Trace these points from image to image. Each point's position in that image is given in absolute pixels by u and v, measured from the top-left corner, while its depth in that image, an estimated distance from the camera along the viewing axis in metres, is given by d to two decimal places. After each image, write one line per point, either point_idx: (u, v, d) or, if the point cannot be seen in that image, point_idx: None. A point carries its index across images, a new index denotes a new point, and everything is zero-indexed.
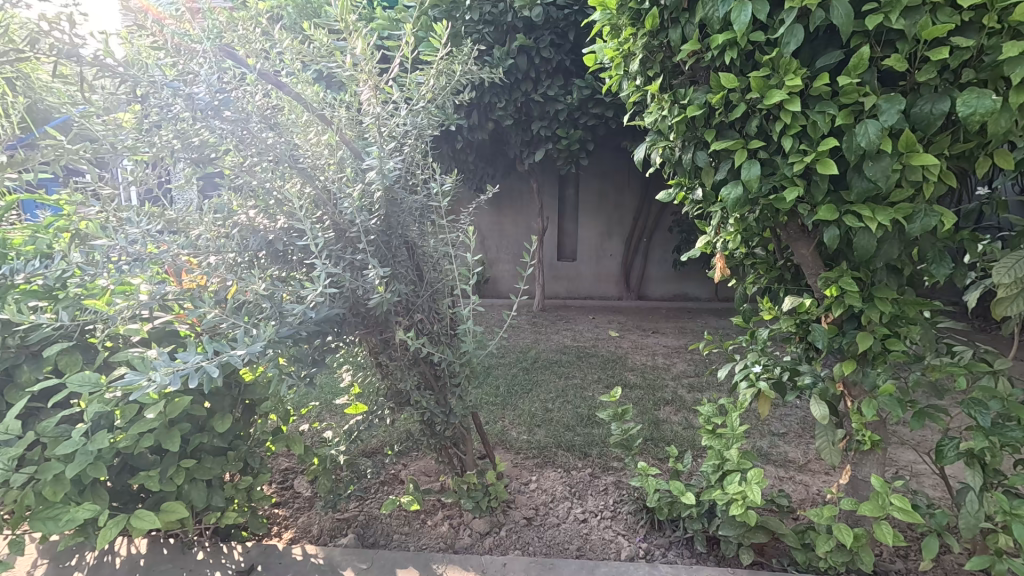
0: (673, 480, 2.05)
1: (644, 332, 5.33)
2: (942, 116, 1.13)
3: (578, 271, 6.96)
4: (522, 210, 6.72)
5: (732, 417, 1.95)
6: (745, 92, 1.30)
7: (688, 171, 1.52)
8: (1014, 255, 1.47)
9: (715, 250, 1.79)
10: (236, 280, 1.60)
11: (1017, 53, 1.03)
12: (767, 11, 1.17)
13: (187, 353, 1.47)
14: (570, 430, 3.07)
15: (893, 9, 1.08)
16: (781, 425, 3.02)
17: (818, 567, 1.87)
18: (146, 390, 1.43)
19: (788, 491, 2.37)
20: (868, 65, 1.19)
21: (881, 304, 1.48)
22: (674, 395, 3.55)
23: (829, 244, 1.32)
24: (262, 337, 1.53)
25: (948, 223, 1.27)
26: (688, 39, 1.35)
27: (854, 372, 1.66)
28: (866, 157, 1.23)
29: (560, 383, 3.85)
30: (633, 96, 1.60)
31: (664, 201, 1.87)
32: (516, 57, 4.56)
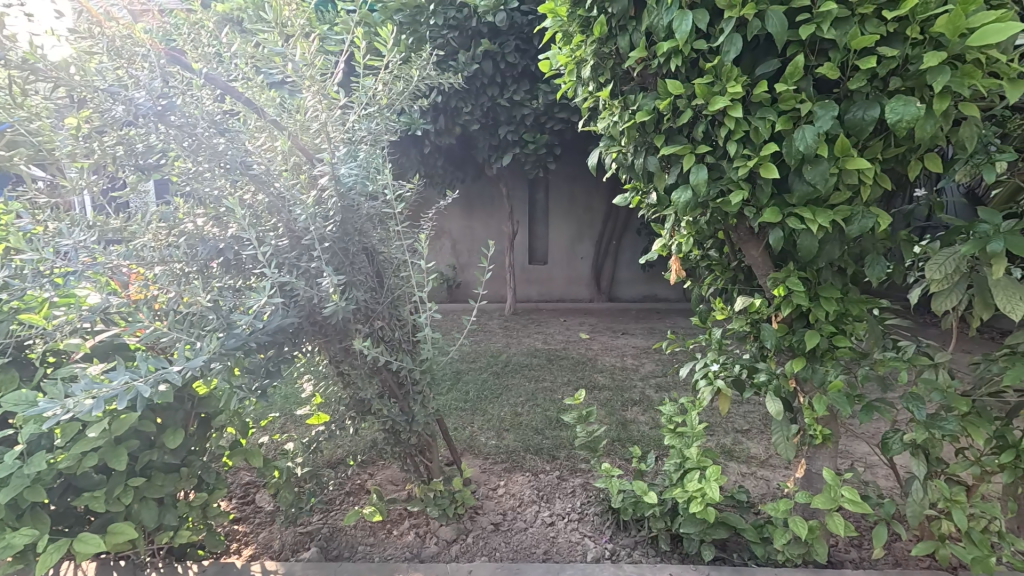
0: (637, 481, 2.08)
1: (614, 333, 5.39)
2: (873, 122, 1.18)
3: (550, 274, 7.00)
4: (492, 215, 6.72)
5: (692, 416, 1.99)
6: (691, 99, 1.33)
7: (641, 175, 1.55)
8: (946, 252, 1.56)
9: (671, 252, 1.83)
10: (182, 291, 1.57)
11: (938, 62, 1.09)
12: (707, 20, 1.20)
13: (115, 372, 1.41)
14: (538, 433, 3.07)
15: (824, 20, 1.13)
16: (744, 422, 3.10)
17: (776, 559, 1.92)
18: (65, 411, 1.37)
19: (750, 486, 2.43)
20: (804, 72, 1.24)
21: (826, 302, 1.53)
22: (641, 395, 3.60)
23: (774, 246, 1.36)
24: (205, 350, 1.48)
25: (884, 224, 1.33)
26: (635, 46, 1.38)
27: (805, 369, 1.71)
28: (806, 161, 1.27)
29: (530, 387, 3.85)
30: (587, 102, 1.62)
31: (620, 205, 1.90)
32: (481, 63, 4.56)
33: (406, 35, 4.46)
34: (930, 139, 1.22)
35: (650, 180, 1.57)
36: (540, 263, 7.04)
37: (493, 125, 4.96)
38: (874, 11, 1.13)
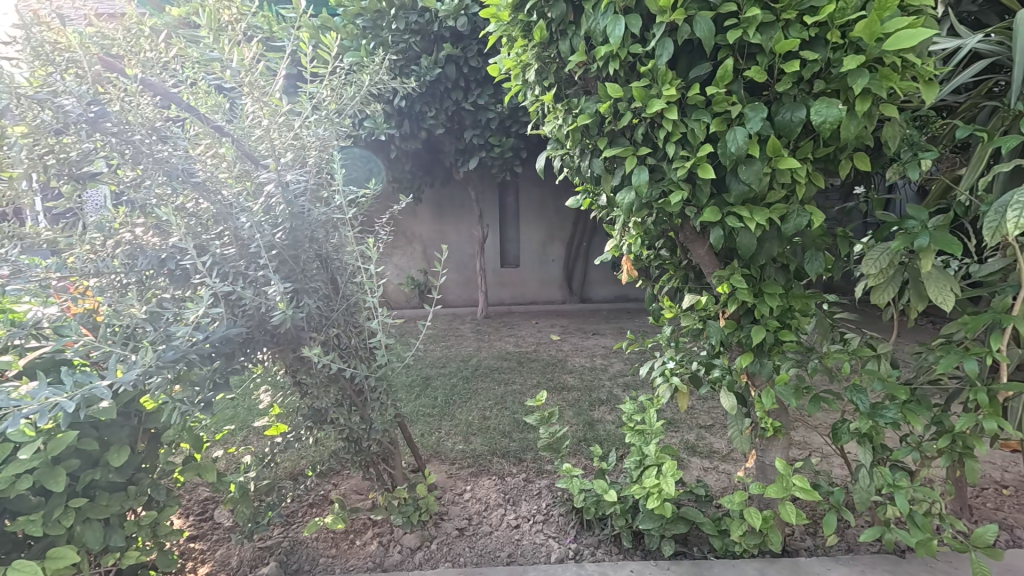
0: (599, 480, 2.10)
1: (584, 334, 5.43)
2: (800, 124, 1.23)
3: (522, 277, 7.02)
4: (462, 219, 6.70)
5: (650, 414, 2.02)
6: (630, 102, 1.36)
7: (588, 177, 1.58)
8: (880, 247, 1.63)
9: (623, 253, 1.86)
10: (110, 304, 1.52)
11: (856, 66, 1.14)
12: (640, 25, 1.23)
13: (37, 388, 1.35)
14: (506, 436, 3.07)
15: (749, 25, 1.16)
16: (707, 417, 3.16)
17: (734, 551, 1.96)
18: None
19: (711, 480, 2.47)
20: (735, 75, 1.28)
21: (769, 297, 1.58)
22: (609, 394, 3.64)
23: (715, 245, 1.40)
24: (139, 364, 1.42)
25: (818, 221, 1.38)
26: (576, 50, 1.40)
27: (753, 364, 1.76)
28: (740, 162, 1.31)
29: (499, 390, 3.84)
30: (534, 106, 1.65)
31: (573, 207, 1.93)
32: (444, 67, 4.55)
33: (368, 40, 4.44)
34: (854, 139, 1.28)
35: (598, 182, 1.59)
36: (511, 266, 7.06)
37: (458, 129, 4.95)
38: (796, 17, 1.18)
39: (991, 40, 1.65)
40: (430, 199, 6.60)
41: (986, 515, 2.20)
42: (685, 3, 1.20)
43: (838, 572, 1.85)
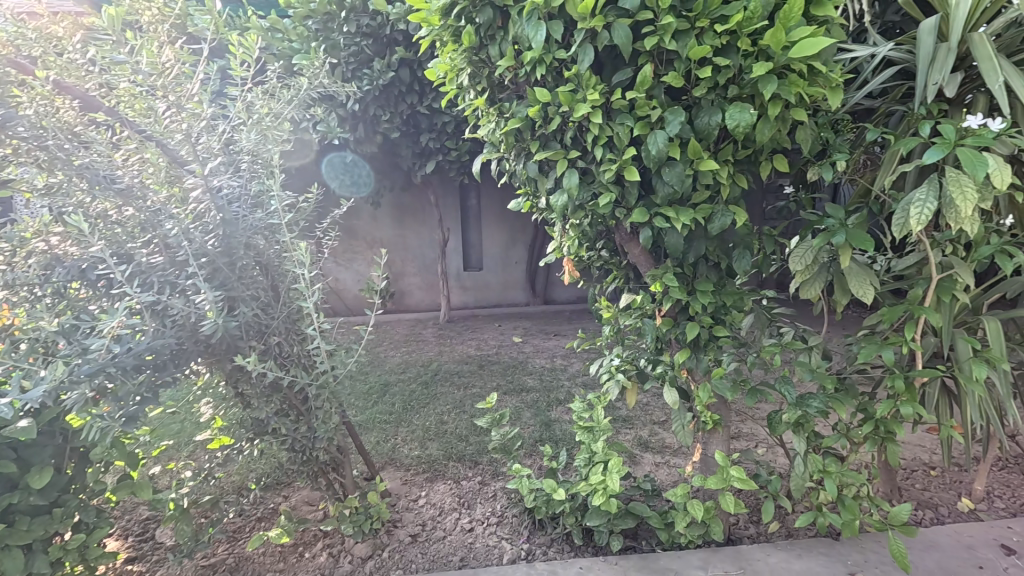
0: (549, 479, 2.12)
1: (546, 336, 5.47)
2: (717, 127, 1.28)
3: (485, 280, 7.01)
4: (423, 223, 6.65)
5: (598, 411, 2.05)
6: (558, 106, 1.39)
7: (525, 181, 1.60)
8: (804, 244, 1.71)
9: (564, 254, 1.89)
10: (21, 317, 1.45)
11: (765, 72, 1.19)
12: (562, 32, 1.26)
13: None
14: (462, 440, 3.07)
15: (664, 32, 1.21)
16: (661, 413, 3.23)
17: (680, 542, 2.01)
18: None
19: (661, 475, 2.53)
20: (656, 81, 1.32)
21: (701, 294, 1.64)
22: (567, 394, 3.67)
23: (645, 244, 1.44)
24: (49, 379, 1.36)
25: (741, 220, 1.44)
26: (505, 54, 1.42)
27: (691, 359, 1.81)
28: (664, 164, 1.35)
29: (459, 394, 3.83)
30: (471, 110, 1.66)
31: (515, 210, 1.95)
32: (397, 70, 4.51)
33: (318, 43, 4.37)
34: (770, 142, 1.34)
35: (535, 185, 1.62)
36: (474, 269, 7.05)
37: (414, 133, 4.92)
38: (709, 25, 1.23)
39: (900, 49, 1.76)
40: (390, 203, 6.53)
41: (915, 495, 2.32)
42: (605, 10, 1.24)
43: (778, 557, 1.92)
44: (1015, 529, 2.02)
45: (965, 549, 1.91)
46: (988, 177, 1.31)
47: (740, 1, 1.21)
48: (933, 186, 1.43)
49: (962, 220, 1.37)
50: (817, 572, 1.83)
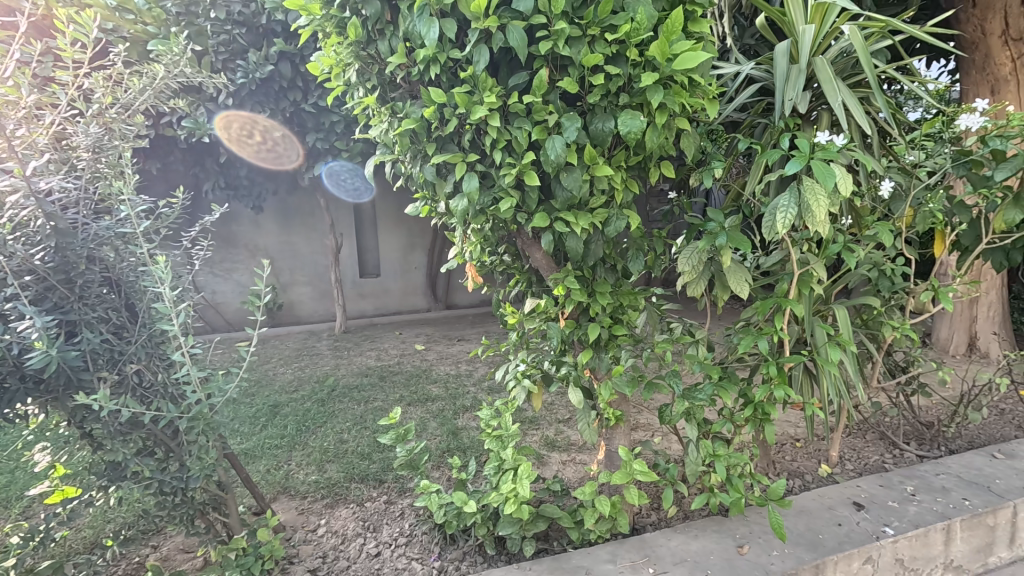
0: (458, 491, 2.04)
1: (449, 342, 5.37)
2: (610, 133, 1.31)
3: (383, 287, 6.74)
4: (313, 228, 6.22)
5: (506, 418, 2.00)
6: (455, 107, 1.34)
7: (423, 185, 1.52)
8: (690, 245, 1.82)
9: (467, 260, 1.85)
10: None
11: (652, 82, 1.24)
12: (455, 30, 1.21)
13: None
14: (364, 459, 2.89)
15: (558, 37, 1.21)
16: (565, 411, 3.32)
17: (589, 539, 2.05)
18: None
19: (569, 473, 2.58)
20: (551, 85, 1.33)
21: (600, 295, 1.69)
22: (473, 400, 3.63)
23: (546, 248, 1.44)
24: None
25: (634, 224, 1.49)
26: (396, 51, 1.35)
27: (593, 359, 1.85)
28: (562, 169, 1.36)
29: (359, 409, 3.62)
30: (360, 109, 1.56)
31: (412, 214, 1.87)
32: (277, 64, 4.16)
33: (180, 28, 3.88)
34: (658, 149, 1.40)
35: (433, 189, 1.55)
36: (371, 276, 6.74)
37: (299, 134, 4.57)
38: (600, 33, 1.25)
39: (761, 67, 1.96)
40: (274, 208, 6.02)
41: (785, 467, 2.61)
42: (498, 11, 1.22)
43: (678, 540, 2.02)
44: (863, 487, 2.33)
45: (828, 510, 2.17)
46: (835, 185, 1.49)
47: (627, 12, 1.25)
48: (795, 191, 1.59)
49: (817, 221, 1.54)
50: (712, 550, 1.95)
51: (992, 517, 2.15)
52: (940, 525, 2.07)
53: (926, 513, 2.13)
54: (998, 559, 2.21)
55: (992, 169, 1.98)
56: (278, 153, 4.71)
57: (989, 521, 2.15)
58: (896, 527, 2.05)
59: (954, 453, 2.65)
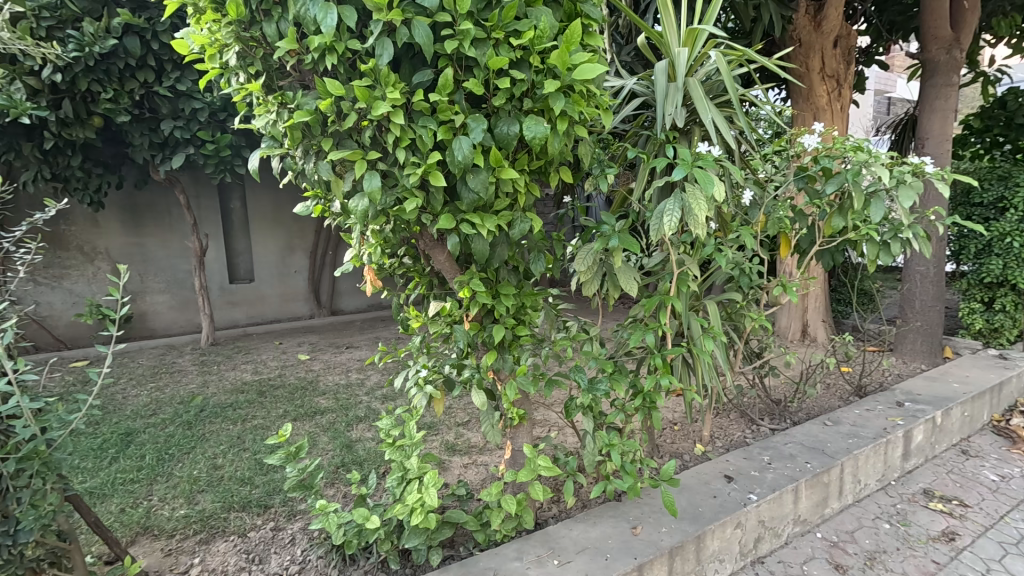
0: (359, 508, 1.92)
1: (337, 350, 5.07)
2: (515, 137, 1.33)
3: (258, 292, 6.16)
4: (170, 229, 5.49)
5: (409, 426, 1.93)
6: (354, 101, 1.26)
7: (317, 183, 1.42)
8: (586, 247, 1.92)
9: (365, 262, 1.75)
10: None
11: (554, 90, 1.28)
12: (354, 19, 1.15)
13: None
14: (245, 484, 2.61)
15: (464, 38, 1.20)
16: (463, 415, 3.30)
17: (495, 539, 2.05)
18: None
19: (471, 476, 2.56)
20: (455, 85, 1.31)
21: (504, 297, 1.71)
22: (367, 410, 3.46)
23: (452, 250, 1.42)
24: None
25: (538, 226, 1.53)
26: (285, 36, 1.24)
27: (497, 360, 1.86)
28: (468, 171, 1.34)
29: (234, 429, 3.26)
30: (242, 97, 1.42)
31: (301, 214, 1.73)
32: (121, 38, 3.62)
33: None
34: (559, 154, 1.45)
35: (328, 187, 1.45)
36: (243, 281, 6.13)
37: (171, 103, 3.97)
38: (504, 37, 1.26)
39: (643, 83, 2.14)
40: (118, 204, 5.21)
41: (667, 449, 2.86)
42: (401, 4, 1.18)
43: (578, 529, 2.11)
44: (731, 461, 2.63)
45: (704, 485, 2.42)
46: (711, 194, 1.67)
47: (530, 19, 1.27)
48: (678, 198, 1.76)
49: (697, 225, 1.72)
50: (609, 535, 2.07)
51: (827, 475, 2.56)
52: (791, 487, 2.41)
53: (780, 477, 2.47)
54: (832, 510, 2.63)
55: (822, 183, 2.36)
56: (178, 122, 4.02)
57: (825, 479, 2.54)
58: (758, 493, 2.35)
59: (797, 424, 3.11)
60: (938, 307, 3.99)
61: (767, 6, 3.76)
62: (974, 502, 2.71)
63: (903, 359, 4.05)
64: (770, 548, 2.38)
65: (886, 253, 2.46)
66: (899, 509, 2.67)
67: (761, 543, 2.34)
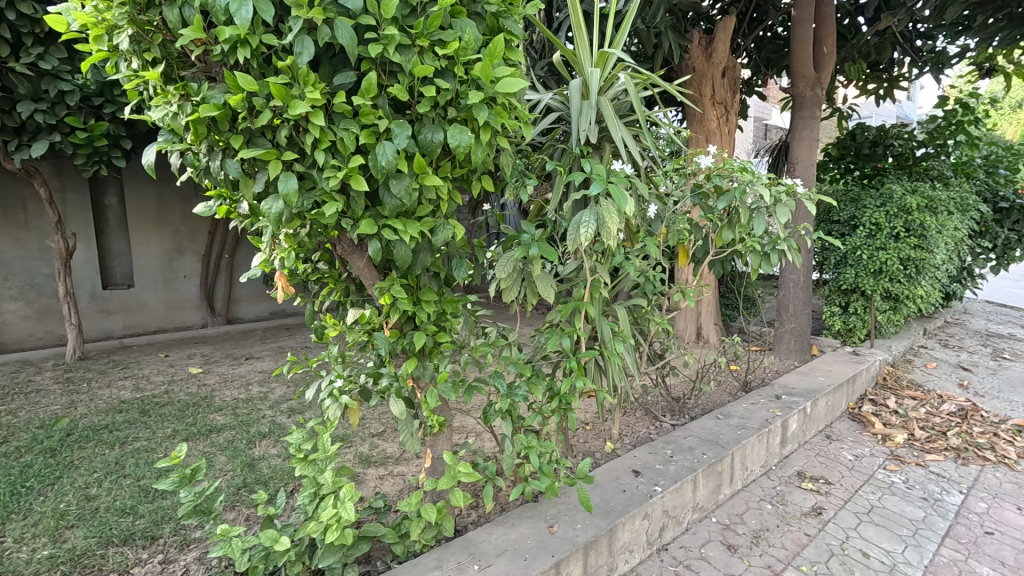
0: (266, 530, 1.78)
1: (234, 361, 4.68)
2: (439, 145, 1.33)
3: (139, 300, 5.52)
4: (25, 227, 4.77)
5: (323, 439, 1.84)
6: (269, 99, 1.20)
7: (223, 182, 1.33)
8: (507, 255, 1.96)
9: (276, 268, 1.65)
10: None
11: (478, 101, 1.31)
12: (271, 13, 1.10)
13: None
14: (126, 514, 2.33)
15: (388, 43, 1.19)
16: (378, 425, 3.22)
17: (414, 550, 2.01)
18: None
19: (387, 488, 2.49)
20: (379, 90, 1.30)
21: (426, 304, 1.70)
22: (271, 425, 3.24)
23: (374, 257, 1.39)
24: None
25: (459, 233, 1.54)
26: (189, 24, 1.15)
27: (417, 368, 1.84)
28: (391, 176, 1.33)
29: (112, 454, 2.89)
30: (135, 85, 1.29)
31: (203, 214, 1.59)
32: None
33: None
34: (481, 163, 1.48)
35: (236, 187, 1.36)
36: (120, 287, 5.46)
37: (32, 85, 3.47)
38: (429, 46, 1.27)
39: (558, 99, 2.25)
40: None
41: (580, 448, 2.99)
42: (323, 2, 1.15)
43: (497, 532, 2.13)
44: (638, 456, 2.81)
45: (615, 480, 2.56)
46: (623, 207, 1.79)
47: (455, 30, 1.29)
48: (592, 210, 1.86)
49: (609, 235, 1.83)
50: (527, 535, 2.12)
51: (720, 465, 2.82)
52: (690, 477, 2.62)
53: (681, 469, 2.68)
54: (725, 496, 2.89)
55: (715, 200, 2.62)
56: (42, 106, 3.53)
57: (719, 468, 2.80)
58: (663, 485, 2.53)
59: (693, 418, 3.39)
60: (807, 311, 4.55)
61: (667, 35, 4.10)
62: (836, 479, 3.13)
63: (780, 357, 4.58)
64: (673, 535, 2.57)
65: (767, 263, 2.77)
66: (779, 491, 3.01)
67: (665, 531, 2.52)
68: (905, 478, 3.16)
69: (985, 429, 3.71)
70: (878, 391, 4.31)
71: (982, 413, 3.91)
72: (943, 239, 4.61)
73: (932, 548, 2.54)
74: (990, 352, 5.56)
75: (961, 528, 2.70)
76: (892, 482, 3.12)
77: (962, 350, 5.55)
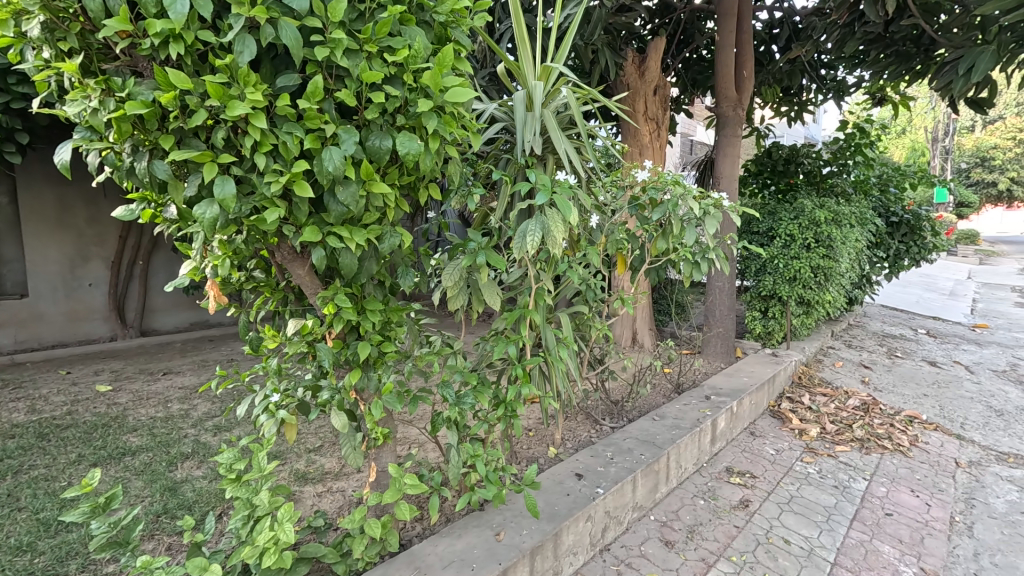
0: (193, 558, 1.64)
1: (150, 377, 4.32)
2: (388, 152, 1.31)
3: (34, 310, 4.97)
4: None
5: (257, 458, 1.73)
6: (204, 98, 1.14)
7: (149, 184, 1.23)
8: (453, 263, 1.95)
9: (206, 276, 1.55)
10: None
11: (427, 109, 1.30)
12: (209, 9, 1.04)
13: None
14: (22, 553, 2.07)
15: (335, 47, 1.17)
16: (315, 439, 3.09)
17: (356, 568, 1.94)
18: None
19: (326, 506, 2.39)
20: (325, 94, 1.26)
21: (371, 313, 1.66)
22: (195, 445, 3.01)
23: (318, 265, 1.34)
24: None
25: (406, 241, 1.52)
26: (113, 14, 1.07)
27: (361, 379, 1.77)
28: (337, 183, 1.29)
29: (4, 485, 2.57)
30: (46, 76, 1.17)
31: (123, 218, 1.47)
32: None
33: None
34: (429, 171, 1.47)
35: (165, 190, 1.26)
36: (10, 297, 4.89)
37: None
38: (377, 52, 1.25)
39: (503, 109, 2.28)
40: None
41: (524, 454, 3.01)
42: (266, 2, 1.11)
43: (443, 544, 2.10)
44: (580, 459, 2.87)
45: (558, 484, 2.61)
46: (567, 216, 1.85)
47: (404, 38, 1.29)
48: (539, 219, 1.90)
49: (555, 243, 1.87)
50: (474, 544, 2.11)
51: (657, 465, 2.94)
52: (630, 477, 2.71)
53: (621, 470, 2.77)
54: (662, 494, 3.02)
55: (650, 211, 2.75)
56: None
57: (656, 467, 2.92)
58: (604, 486, 2.60)
59: (631, 421, 3.52)
60: (732, 315, 4.87)
61: (603, 52, 4.29)
62: (760, 473, 3.35)
63: (708, 360, 4.85)
64: (615, 535, 2.65)
65: (698, 271, 2.93)
66: (710, 486, 3.18)
67: (607, 531, 2.59)
68: (819, 469, 3.44)
69: (883, 420, 4.13)
70: (795, 390, 4.67)
71: (881, 406, 4.35)
72: (847, 249, 5.09)
73: (842, 531, 2.78)
74: (885, 351, 6.19)
75: (866, 511, 2.98)
76: (808, 473, 3.39)
77: (863, 350, 6.14)
